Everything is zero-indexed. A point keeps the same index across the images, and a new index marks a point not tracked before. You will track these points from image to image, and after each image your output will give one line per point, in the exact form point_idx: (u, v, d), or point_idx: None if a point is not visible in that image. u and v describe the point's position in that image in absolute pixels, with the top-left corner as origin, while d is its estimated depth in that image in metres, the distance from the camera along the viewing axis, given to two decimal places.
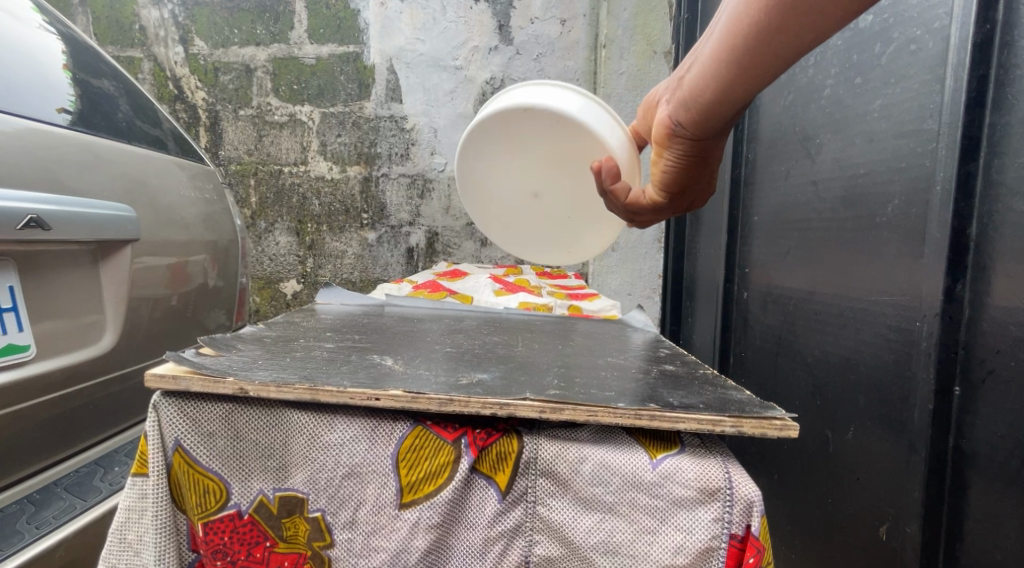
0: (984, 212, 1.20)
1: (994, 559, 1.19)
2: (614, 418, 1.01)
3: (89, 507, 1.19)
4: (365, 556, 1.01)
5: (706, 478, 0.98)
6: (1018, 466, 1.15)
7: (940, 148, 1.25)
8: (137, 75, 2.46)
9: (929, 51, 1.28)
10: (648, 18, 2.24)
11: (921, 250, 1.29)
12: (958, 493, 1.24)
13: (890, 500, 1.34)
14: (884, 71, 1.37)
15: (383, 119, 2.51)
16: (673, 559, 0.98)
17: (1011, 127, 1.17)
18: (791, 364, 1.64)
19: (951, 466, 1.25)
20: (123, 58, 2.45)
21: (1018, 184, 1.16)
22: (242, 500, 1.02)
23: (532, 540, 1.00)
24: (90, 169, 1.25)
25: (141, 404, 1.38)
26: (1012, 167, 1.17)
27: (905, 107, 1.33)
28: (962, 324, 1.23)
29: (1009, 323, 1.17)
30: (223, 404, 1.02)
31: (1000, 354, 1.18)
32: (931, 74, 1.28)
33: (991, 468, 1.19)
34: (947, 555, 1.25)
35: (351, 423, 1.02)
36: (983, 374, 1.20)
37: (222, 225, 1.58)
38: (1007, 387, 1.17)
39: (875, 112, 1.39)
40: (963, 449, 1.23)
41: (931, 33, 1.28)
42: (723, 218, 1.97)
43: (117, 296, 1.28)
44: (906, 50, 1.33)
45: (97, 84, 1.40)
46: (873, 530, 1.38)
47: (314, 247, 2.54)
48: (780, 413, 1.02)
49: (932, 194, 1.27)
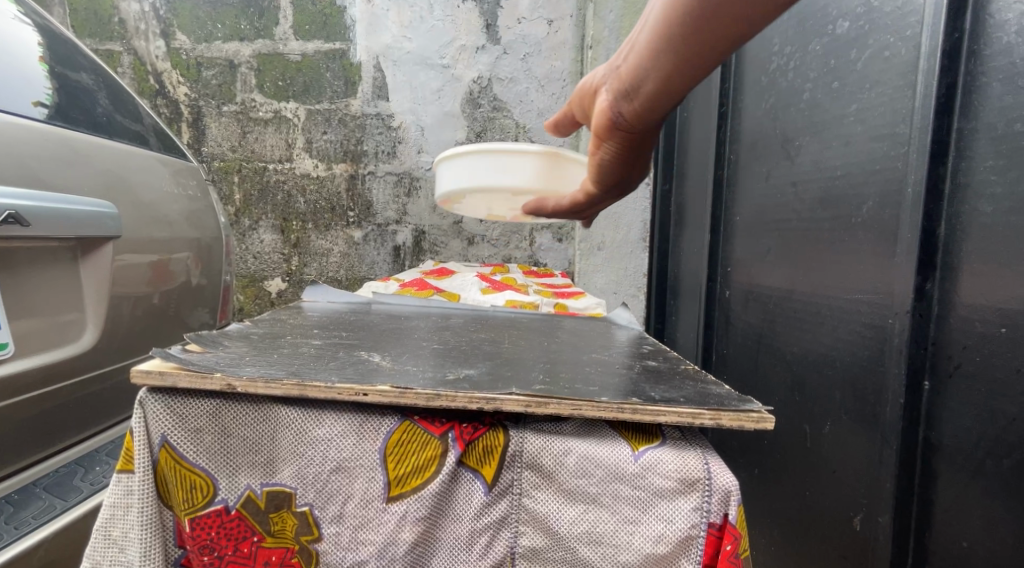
0: (952, 213, 1.23)
1: (959, 546, 1.22)
2: (598, 412, 1.03)
3: (70, 507, 1.19)
4: (352, 549, 1.02)
5: (686, 469, 1.00)
6: (983, 455, 1.18)
7: (911, 152, 1.28)
8: (117, 69, 2.45)
9: (902, 58, 1.30)
10: (634, 20, 2.26)
11: (893, 250, 1.31)
12: (927, 483, 1.27)
13: (863, 491, 1.37)
14: (858, 77, 1.40)
15: (370, 117, 2.51)
16: (654, 548, 1.00)
17: (977, 132, 1.20)
18: (771, 360, 1.66)
19: (921, 456, 1.27)
20: (102, 52, 2.44)
21: (984, 186, 1.19)
22: (229, 496, 1.03)
23: (517, 531, 1.02)
24: (69, 165, 1.25)
25: (126, 402, 1.39)
26: (978, 170, 1.20)
27: (879, 111, 1.35)
28: (931, 321, 1.26)
29: (975, 320, 1.20)
30: (210, 401, 1.03)
31: (966, 349, 1.21)
32: (903, 79, 1.30)
33: (959, 458, 1.22)
34: (916, 542, 1.28)
35: (339, 419, 1.03)
36: (950, 369, 1.23)
37: (206, 222, 1.59)
38: (973, 381, 1.20)
39: (850, 116, 1.41)
40: (932, 441, 1.26)
41: (903, 41, 1.30)
42: (706, 217, 1.99)
43: (99, 292, 1.29)
44: (879, 56, 1.35)
45: (75, 78, 1.40)
46: (847, 521, 1.41)
47: (300, 245, 2.54)
48: (757, 406, 1.04)
49: (904, 195, 1.29)
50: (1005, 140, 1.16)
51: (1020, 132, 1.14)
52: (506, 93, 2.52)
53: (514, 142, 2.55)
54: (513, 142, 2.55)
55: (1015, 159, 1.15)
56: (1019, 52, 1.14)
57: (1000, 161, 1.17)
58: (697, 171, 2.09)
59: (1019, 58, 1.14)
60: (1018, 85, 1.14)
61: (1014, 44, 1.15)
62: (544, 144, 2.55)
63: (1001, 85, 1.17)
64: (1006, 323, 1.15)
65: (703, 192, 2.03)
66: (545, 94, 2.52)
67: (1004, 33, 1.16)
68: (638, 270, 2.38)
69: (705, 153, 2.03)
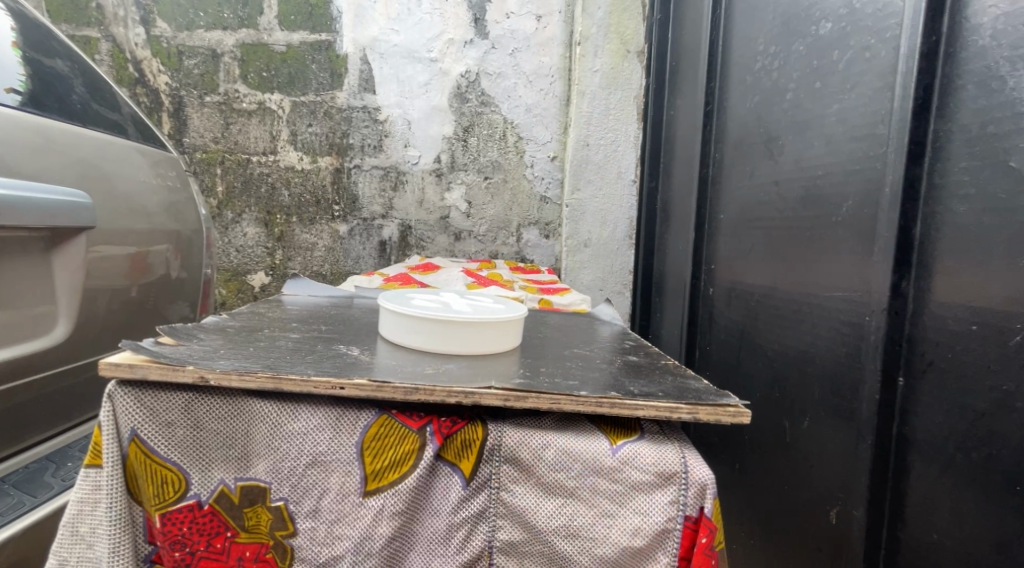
0: (927, 213, 1.23)
1: (930, 538, 1.21)
2: (576, 406, 1.02)
3: (37, 506, 1.15)
4: (328, 544, 1.01)
5: (663, 462, 0.99)
6: (952, 449, 1.18)
7: (890, 152, 1.28)
8: (95, 56, 2.41)
9: (882, 59, 1.30)
10: (621, 17, 2.25)
11: (871, 249, 1.31)
12: (900, 477, 1.26)
13: (839, 486, 1.37)
14: (840, 77, 1.39)
15: (356, 110, 2.50)
16: (630, 541, 0.99)
17: (952, 134, 1.19)
18: (752, 356, 1.66)
19: (895, 450, 1.27)
20: (79, 38, 2.39)
21: (957, 187, 1.18)
22: (201, 491, 1.01)
23: (494, 525, 1.01)
24: (44, 154, 1.23)
25: (94, 397, 1.36)
26: (952, 171, 1.19)
27: (859, 112, 1.35)
28: (907, 319, 1.26)
29: (947, 317, 1.19)
30: (182, 394, 1.01)
31: (939, 346, 1.20)
32: (882, 80, 1.30)
33: (932, 453, 1.21)
34: (889, 535, 1.28)
35: (315, 413, 1.02)
36: (923, 365, 1.23)
37: (186, 213, 1.58)
38: (945, 377, 1.19)
39: (831, 115, 1.41)
40: (906, 435, 1.25)
41: (883, 42, 1.30)
42: (691, 214, 1.99)
43: (73, 285, 1.26)
44: (860, 58, 1.35)
45: (50, 64, 1.38)
46: (823, 515, 1.41)
47: (283, 239, 2.51)
48: (735, 400, 1.04)
49: (882, 195, 1.29)
50: (979, 142, 1.15)
51: (993, 134, 1.13)
52: (493, 89, 2.50)
53: (501, 138, 2.53)
54: (500, 138, 2.53)
55: (988, 161, 1.14)
56: (993, 56, 1.13)
57: (973, 163, 1.16)
58: (682, 168, 2.09)
59: (993, 61, 1.13)
60: (992, 88, 1.13)
61: (988, 47, 1.14)
62: (532, 139, 2.54)
63: (975, 88, 1.16)
64: (977, 320, 1.15)
65: (688, 190, 2.03)
66: (533, 90, 2.51)
67: (978, 36, 1.15)
68: (624, 267, 2.37)
69: (690, 150, 2.03)
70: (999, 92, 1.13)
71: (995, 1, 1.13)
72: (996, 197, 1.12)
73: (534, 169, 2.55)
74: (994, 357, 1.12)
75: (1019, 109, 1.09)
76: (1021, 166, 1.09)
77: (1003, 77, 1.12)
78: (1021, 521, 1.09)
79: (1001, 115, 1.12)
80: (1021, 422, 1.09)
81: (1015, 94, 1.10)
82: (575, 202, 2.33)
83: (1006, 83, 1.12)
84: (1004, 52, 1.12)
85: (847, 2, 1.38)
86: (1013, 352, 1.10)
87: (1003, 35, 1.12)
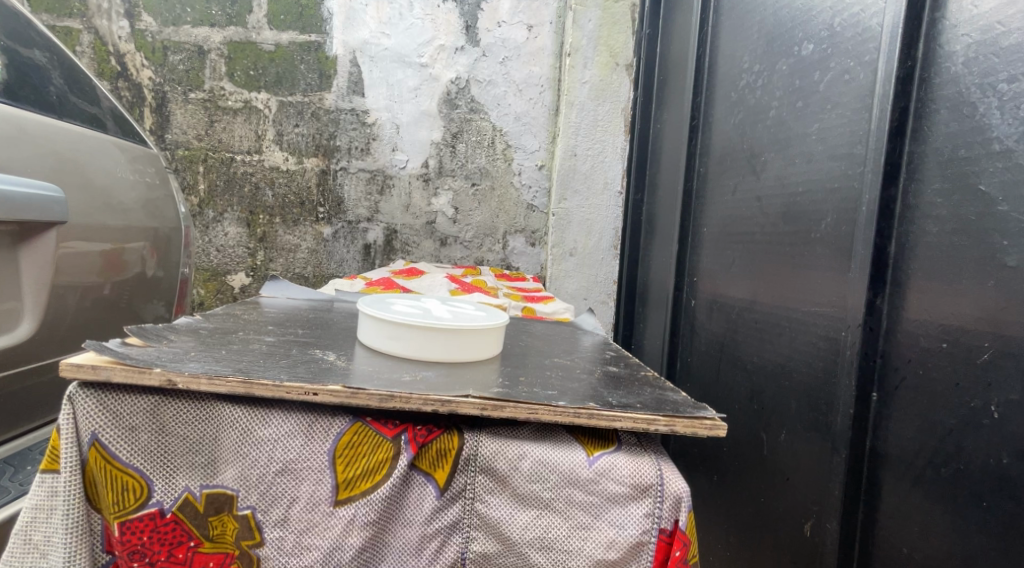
0: (902, 232, 1.22)
1: (901, 552, 1.19)
2: (553, 417, 1.00)
3: None
4: (296, 554, 0.98)
5: (639, 475, 0.97)
6: (923, 464, 1.16)
7: (866, 172, 1.27)
8: (75, 47, 2.36)
9: (860, 82, 1.29)
10: (611, 30, 2.24)
11: (848, 266, 1.30)
12: (873, 491, 1.25)
13: (814, 498, 1.35)
14: (820, 97, 1.39)
15: (344, 111, 2.47)
16: (605, 553, 0.97)
17: (925, 157, 1.18)
18: (731, 368, 1.65)
19: (868, 466, 1.26)
20: (60, 29, 2.35)
21: (931, 208, 1.17)
22: (164, 499, 0.98)
23: (469, 537, 0.99)
24: (18, 146, 1.20)
25: (53, 399, 1.31)
26: (926, 192, 1.18)
27: (838, 132, 1.34)
28: (881, 335, 1.25)
29: (920, 335, 1.18)
30: (148, 397, 0.98)
31: (911, 362, 1.19)
32: (861, 102, 1.29)
33: (902, 468, 1.20)
34: (861, 548, 1.26)
35: (287, 419, 0.99)
36: (896, 382, 1.22)
37: (165, 212, 1.55)
38: (916, 394, 1.18)
39: (812, 134, 1.41)
40: (879, 451, 1.24)
41: (863, 65, 1.29)
42: (675, 226, 1.99)
43: (40, 281, 1.22)
44: (840, 79, 1.34)
45: (27, 54, 1.35)
46: (798, 527, 1.39)
47: (266, 239, 2.47)
48: (712, 413, 1.02)
49: (858, 213, 1.28)
50: (952, 164, 1.14)
51: (964, 157, 1.12)
52: (483, 96, 2.49)
53: (490, 145, 2.52)
54: (489, 145, 2.52)
55: (960, 184, 1.13)
56: (966, 82, 1.13)
57: (946, 185, 1.15)
58: (669, 176, 2.08)
59: (965, 87, 1.13)
60: (965, 114, 1.13)
61: (961, 74, 1.14)
62: (520, 148, 2.52)
63: (948, 112, 1.15)
64: (947, 338, 1.14)
65: (673, 201, 2.02)
66: (523, 98, 2.50)
67: (952, 62, 1.15)
68: (609, 277, 2.33)
69: (676, 162, 2.02)
70: (969, 117, 1.12)
71: (968, 30, 1.13)
72: (967, 218, 1.12)
73: (521, 177, 2.53)
74: (963, 375, 1.11)
75: (989, 134, 1.09)
76: (991, 190, 1.08)
77: (975, 103, 1.11)
78: (985, 536, 1.07)
79: (972, 140, 1.11)
80: (986, 438, 1.08)
81: (985, 120, 1.09)
82: (563, 211, 2.31)
83: (977, 109, 1.11)
84: (975, 78, 1.11)
85: (829, 25, 1.37)
86: (980, 370, 1.09)
87: (974, 62, 1.12)
